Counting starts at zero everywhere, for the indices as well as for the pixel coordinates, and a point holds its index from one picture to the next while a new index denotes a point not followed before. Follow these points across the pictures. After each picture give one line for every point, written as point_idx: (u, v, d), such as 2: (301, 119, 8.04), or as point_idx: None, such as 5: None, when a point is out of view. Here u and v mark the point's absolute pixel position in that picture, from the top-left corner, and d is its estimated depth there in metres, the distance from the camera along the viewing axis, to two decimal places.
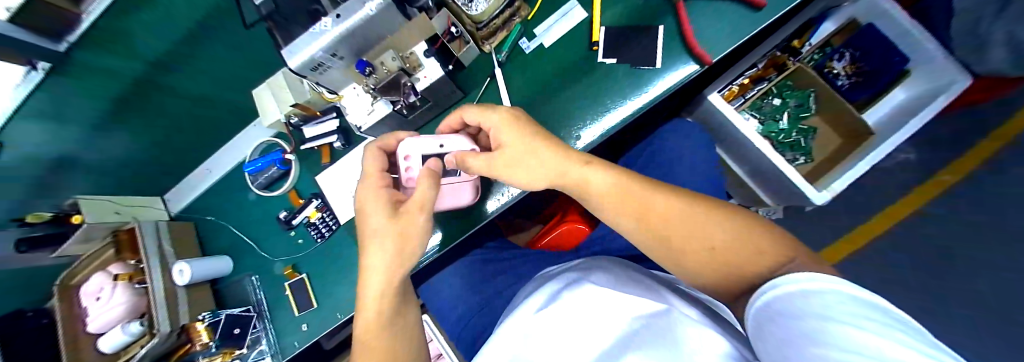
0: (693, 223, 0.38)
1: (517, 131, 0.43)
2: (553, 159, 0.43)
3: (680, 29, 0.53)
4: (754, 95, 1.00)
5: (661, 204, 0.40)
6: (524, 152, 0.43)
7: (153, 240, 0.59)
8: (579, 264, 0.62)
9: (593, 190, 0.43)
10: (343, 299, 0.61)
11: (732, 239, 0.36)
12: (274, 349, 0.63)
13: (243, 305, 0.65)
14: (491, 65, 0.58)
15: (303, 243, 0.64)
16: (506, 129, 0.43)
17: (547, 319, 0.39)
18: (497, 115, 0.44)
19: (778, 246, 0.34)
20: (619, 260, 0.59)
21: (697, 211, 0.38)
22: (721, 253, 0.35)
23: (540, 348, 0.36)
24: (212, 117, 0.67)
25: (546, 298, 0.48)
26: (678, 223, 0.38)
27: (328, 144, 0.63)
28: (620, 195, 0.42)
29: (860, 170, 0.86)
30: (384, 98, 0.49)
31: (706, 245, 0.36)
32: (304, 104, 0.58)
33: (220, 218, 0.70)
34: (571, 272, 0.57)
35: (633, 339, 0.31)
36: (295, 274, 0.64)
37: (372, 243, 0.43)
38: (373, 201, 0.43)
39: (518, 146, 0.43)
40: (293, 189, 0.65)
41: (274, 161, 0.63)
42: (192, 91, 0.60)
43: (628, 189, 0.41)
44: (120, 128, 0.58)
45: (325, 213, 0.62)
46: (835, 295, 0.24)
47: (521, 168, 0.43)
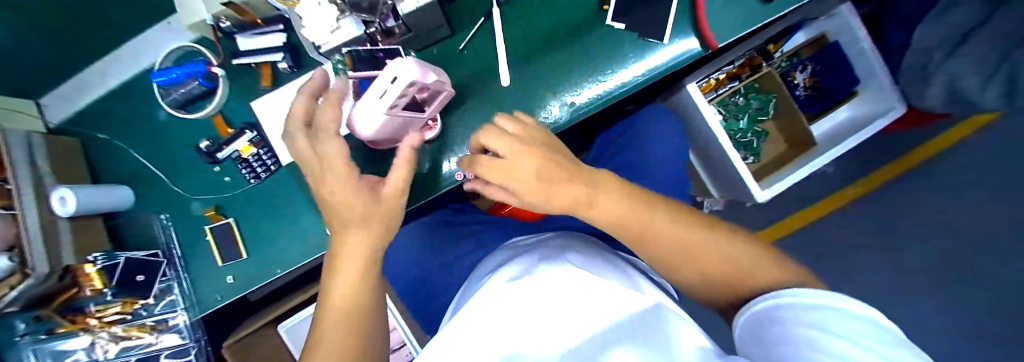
0: (702, 251, 0.40)
1: (531, 163, 0.36)
2: (572, 188, 0.38)
3: (694, 2, 0.50)
4: (726, 92, 1.03)
5: (660, 224, 0.40)
6: (538, 186, 0.36)
7: (24, 160, 0.44)
8: (549, 240, 0.60)
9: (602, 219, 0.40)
10: (280, 252, 0.53)
11: (727, 261, 0.39)
12: (189, 300, 0.54)
13: (149, 248, 0.54)
14: (487, 5, 0.50)
15: (230, 182, 0.54)
16: (520, 161, 0.36)
17: (524, 290, 0.37)
18: (511, 146, 0.36)
19: (769, 268, 0.37)
20: (595, 244, 0.60)
21: (706, 239, 0.40)
22: (715, 275, 0.39)
23: (509, 325, 0.32)
24: (105, 12, 0.47)
25: (520, 268, 0.46)
26: (686, 256, 0.40)
27: (271, 64, 0.51)
28: (627, 222, 0.40)
29: (799, 176, 0.94)
30: (353, 15, 0.39)
31: (704, 266, 0.40)
32: (240, 5, 0.44)
33: (118, 138, 0.55)
34: (541, 248, 0.56)
35: (628, 330, 0.29)
36: (219, 218, 0.53)
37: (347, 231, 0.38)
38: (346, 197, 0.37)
39: (535, 183, 0.36)
40: (219, 114, 0.52)
41: (194, 74, 0.49)
42: None
43: (636, 218, 0.40)
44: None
45: (261, 149, 0.51)
46: (836, 313, 0.24)
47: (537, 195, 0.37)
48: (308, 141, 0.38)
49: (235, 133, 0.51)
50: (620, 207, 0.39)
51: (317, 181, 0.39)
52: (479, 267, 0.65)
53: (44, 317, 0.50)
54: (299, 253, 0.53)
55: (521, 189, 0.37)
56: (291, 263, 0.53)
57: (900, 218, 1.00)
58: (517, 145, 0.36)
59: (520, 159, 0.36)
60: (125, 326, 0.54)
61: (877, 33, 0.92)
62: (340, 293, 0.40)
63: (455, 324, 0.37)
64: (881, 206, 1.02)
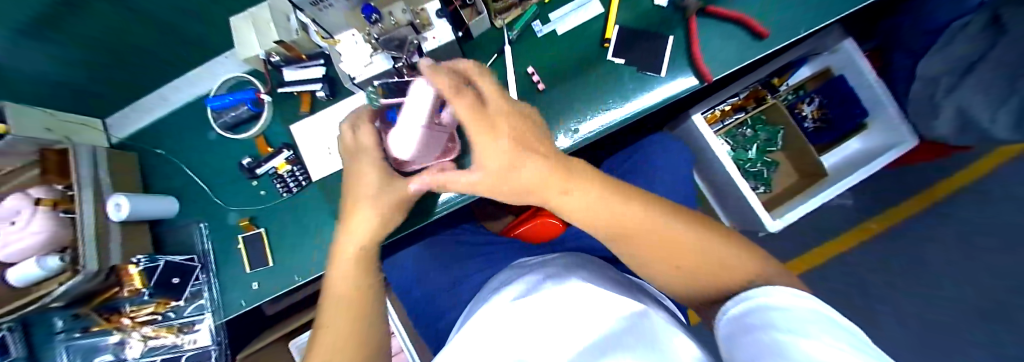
0: (696, 243, 0.40)
1: (498, 138, 0.37)
2: (542, 174, 0.39)
3: (688, 39, 0.55)
4: (732, 123, 1.06)
5: (649, 229, 0.40)
6: (514, 164, 0.38)
7: (88, 168, 0.51)
8: (556, 260, 0.62)
9: (575, 209, 0.41)
10: (304, 262, 0.57)
11: (707, 252, 0.39)
12: (216, 304, 0.58)
13: (187, 253, 0.59)
14: (500, 42, 0.56)
15: (264, 196, 0.59)
16: (493, 140, 0.37)
17: (527, 305, 0.39)
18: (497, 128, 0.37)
19: (749, 260, 0.39)
20: (600, 264, 0.62)
21: (685, 230, 0.41)
22: (707, 270, 0.39)
23: (516, 340, 0.35)
24: (168, 46, 0.54)
25: (525, 287, 0.49)
26: (681, 247, 0.40)
27: (310, 92, 0.58)
28: (617, 219, 0.41)
29: (811, 206, 0.94)
30: (384, 52, 0.44)
31: (687, 260, 0.40)
32: (290, 44, 0.52)
33: (172, 154, 0.62)
34: (548, 267, 0.58)
35: (623, 338, 0.31)
36: (251, 227, 0.58)
37: (358, 211, 0.44)
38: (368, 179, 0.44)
39: (509, 159, 0.37)
40: (262, 135, 0.59)
41: (244, 100, 0.56)
42: (156, 15, 0.48)
43: (629, 219, 0.40)
44: (66, 41, 0.45)
45: (295, 166, 0.57)
46: (809, 319, 0.26)
47: (505, 174, 0.38)
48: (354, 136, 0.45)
49: (275, 152, 0.57)
50: (594, 198, 0.40)
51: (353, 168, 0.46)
52: (487, 284, 0.67)
53: (82, 315, 0.55)
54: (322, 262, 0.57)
55: (481, 156, 0.38)
56: (314, 273, 0.57)
57: (923, 252, 0.96)
58: (495, 98, 0.38)
59: (491, 120, 0.37)
60: (154, 327, 0.58)
61: (879, 69, 0.94)
62: (338, 276, 0.44)
63: (466, 335, 0.41)
64: (903, 239, 0.99)
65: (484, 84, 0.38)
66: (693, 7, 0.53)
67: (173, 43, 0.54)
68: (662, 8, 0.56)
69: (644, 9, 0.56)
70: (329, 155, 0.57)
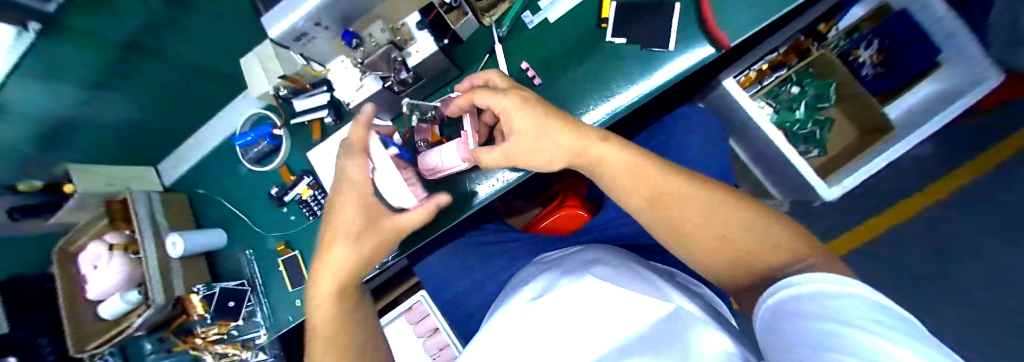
0: (734, 214, 0.36)
1: (527, 112, 0.41)
2: (569, 135, 0.42)
3: (698, 4, 0.48)
4: (772, 83, 0.95)
5: (678, 189, 0.39)
6: (539, 131, 0.42)
7: (147, 210, 0.58)
8: (581, 254, 0.60)
9: (611, 163, 0.42)
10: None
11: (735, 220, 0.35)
12: (268, 321, 0.64)
13: (237, 279, 0.65)
14: (491, 41, 0.54)
15: (294, 220, 0.63)
16: (518, 111, 0.42)
17: (539, 310, 0.38)
18: (506, 96, 0.43)
19: (791, 241, 0.32)
20: (628, 256, 0.59)
21: (707, 194, 0.38)
22: (737, 238, 0.35)
23: (537, 345, 0.34)
24: (208, 89, 0.64)
25: (543, 285, 0.48)
26: (711, 214, 0.36)
27: (319, 119, 0.60)
28: (640, 177, 0.40)
29: (875, 167, 0.82)
30: (372, 73, 0.44)
31: (717, 229, 0.36)
32: (293, 76, 0.55)
33: (213, 191, 0.69)
34: (576, 261, 0.56)
35: (646, 344, 0.30)
36: (288, 251, 0.63)
37: (338, 238, 0.44)
38: (350, 200, 0.44)
39: (536, 124, 0.42)
40: (284, 165, 0.63)
41: (263, 136, 0.60)
42: (186, 55, 0.55)
43: (653, 175, 0.40)
44: (115, 91, 0.54)
45: (316, 191, 0.61)
46: (855, 306, 0.22)
47: (538, 144, 0.42)
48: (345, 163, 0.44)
49: (297, 180, 0.61)
50: (631, 155, 0.41)
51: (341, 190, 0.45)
52: (511, 282, 0.67)
53: (167, 338, 0.65)
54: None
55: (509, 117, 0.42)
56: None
57: None
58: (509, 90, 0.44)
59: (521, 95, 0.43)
60: (223, 344, 0.65)
61: None
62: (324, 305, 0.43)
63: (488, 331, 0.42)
64: None
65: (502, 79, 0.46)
66: None
67: (208, 85, 0.63)
68: None
69: None
70: None
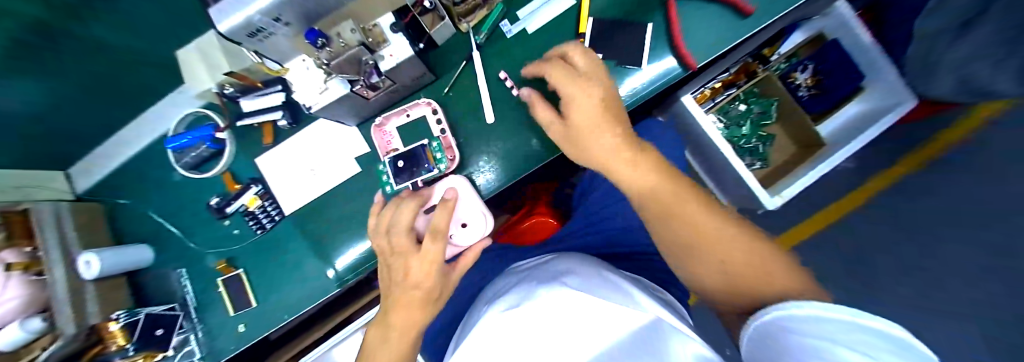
0: (745, 250, 0.39)
1: (591, 104, 0.44)
2: (613, 145, 0.44)
3: (669, 25, 0.51)
4: (723, 100, 1.02)
5: (693, 220, 0.42)
6: (592, 128, 0.44)
7: (53, 228, 0.47)
8: (554, 264, 0.59)
9: (635, 181, 0.44)
10: (289, 298, 0.54)
11: (746, 258, 0.38)
12: (205, 350, 0.56)
13: (167, 303, 0.56)
14: (468, 48, 0.53)
15: (239, 235, 0.56)
16: (587, 102, 0.44)
17: (518, 316, 0.36)
18: (581, 89, 0.44)
19: (793, 277, 0.35)
20: (600, 263, 0.59)
21: (725, 230, 0.41)
22: (738, 267, 0.38)
23: (522, 346, 0.32)
24: (139, 79, 0.52)
25: (518, 298, 0.45)
26: (721, 244, 0.40)
27: (272, 122, 0.54)
28: (664, 201, 0.43)
29: (810, 179, 0.90)
30: (339, 76, 0.40)
31: (721, 256, 0.40)
32: (242, 72, 0.49)
33: (138, 203, 0.59)
34: (549, 270, 0.55)
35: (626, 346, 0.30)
36: (230, 269, 0.56)
37: (400, 294, 0.46)
38: (415, 260, 0.43)
39: (589, 120, 0.44)
40: (228, 171, 0.55)
41: (203, 138, 0.52)
42: (109, 39, 0.44)
43: (682, 197, 0.43)
44: (27, 88, 0.42)
45: (266, 201, 0.54)
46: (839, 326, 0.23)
47: (586, 139, 0.44)
48: (409, 237, 0.44)
49: (243, 188, 0.53)
50: (652, 180, 0.44)
51: (401, 248, 0.44)
52: (483, 294, 0.65)
53: None
54: (309, 298, 0.54)
55: (573, 110, 0.44)
56: (302, 309, 0.54)
57: None
58: (593, 76, 0.45)
59: (585, 80, 0.44)
60: None
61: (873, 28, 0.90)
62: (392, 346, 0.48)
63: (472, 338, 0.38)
64: None
65: (582, 57, 0.45)
66: None
67: (137, 73, 0.51)
68: None
69: None
70: (302, 184, 0.54)
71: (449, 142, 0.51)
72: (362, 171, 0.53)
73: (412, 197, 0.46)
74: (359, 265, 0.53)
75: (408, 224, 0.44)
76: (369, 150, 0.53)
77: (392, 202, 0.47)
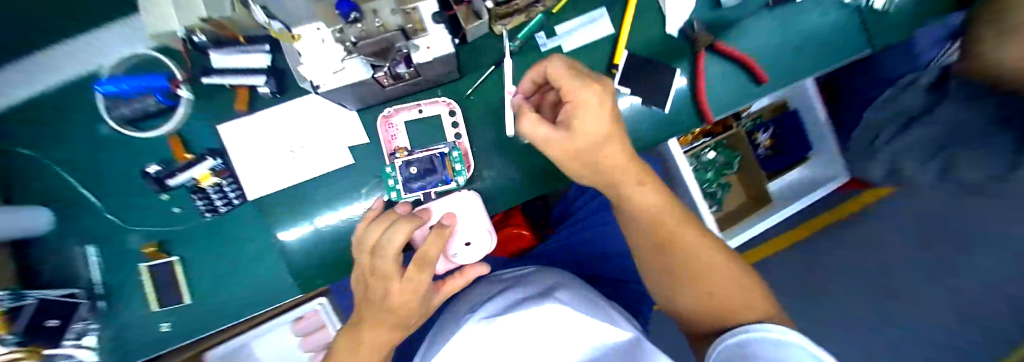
0: (723, 276, 0.46)
1: (602, 114, 0.38)
2: (627, 163, 0.43)
3: (693, 74, 0.52)
4: (698, 146, 1.07)
5: (688, 247, 0.46)
6: (597, 140, 0.39)
7: None
8: (538, 283, 0.58)
9: (642, 202, 0.46)
10: (240, 297, 0.46)
11: (721, 270, 0.46)
12: (110, 349, 0.45)
13: (65, 288, 0.43)
14: (498, 52, 0.48)
15: (179, 215, 0.45)
16: (593, 112, 0.37)
17: (500, 328, 0.44)
18: (583, 92, 0.36)
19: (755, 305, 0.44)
20: (583, 284, 0.60)
21: (708, 254, 0.46)
22: (722, 296, 0.44)
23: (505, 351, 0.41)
24: None
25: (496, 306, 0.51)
26: (708, 271, 0.46)
27: (249, 87, 0.44)
28: (659, 224, 0.47)
29: (757, 230, 1.00)
30: (361, 57, 0.34)
31: (704, 282, 0.46)
32: (221, 20, 0.38)
33: (31, 150, 0.44)
34: (534, 285, 0.56)
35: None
36: (161, 255, 0.45)
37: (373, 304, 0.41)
38: (395, 282, 0.38)
39: (598, 133, 0.38)
40: (176, 134, 0.44)
41: (151, 90, 0.43)
42: None
43: (671, 221, 0.47)
44: None
45: (225, 180, 0.43)
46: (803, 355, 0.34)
47: (591, 156, 0.40)
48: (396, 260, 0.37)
49: (191, 162, 0.42)
50: (655, 202, 0.46)
51: (389, 270, 0.38)
52: (460, 300, 0.63)
53: None
54: (267, 299, 0.46)
55: (577, 118, 0.37)
56: (255, 311, 0.46)
57: None
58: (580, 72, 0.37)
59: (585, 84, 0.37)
60: None
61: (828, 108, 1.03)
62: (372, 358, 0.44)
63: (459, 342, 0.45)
64: None
65: (567, 70, 0.37)
66: (704, 42, 0.51)
67: None
68: (672, 37, 0.52)
69: (654, 36, 0.52)
70: (272, 168, 0.45)
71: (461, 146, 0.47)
72: (357, 163, 0.46)
73: (409, 214, 0.39)
74: (335, 268, 0.47)
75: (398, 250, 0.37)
76: (368, 141, 0.46)
77: (385, 214, 0.39)
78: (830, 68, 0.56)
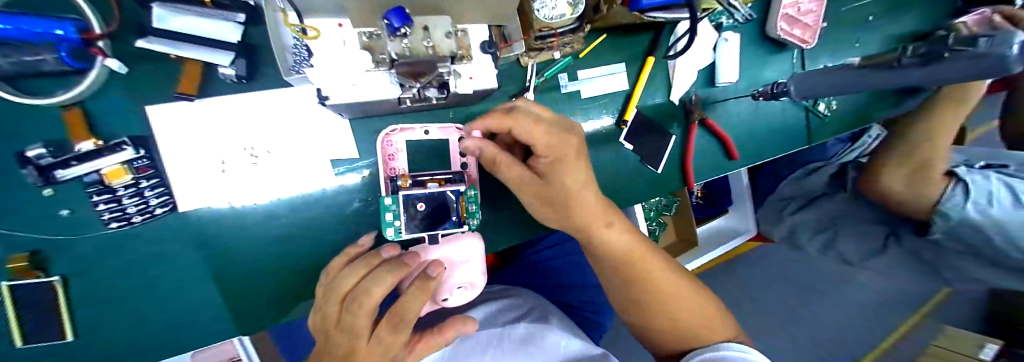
0: (694, 304, 0.44)
1: (575, 160, 0.36)
2: (596, 206, 0.38)
3: (683, 140, 0.56)
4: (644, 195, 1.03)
5: (662, 281, 0.43)
6: (572, 186, 0.36)
7: None
8: (502, 314, 0.56)
9: (613, 243, 0.41)
10: (158, 331, 0.36)
11: (688, 299, 0.44)
12: None
13: None
14: (520, 83, 0.46)
15: (68, 218, 0.32)
16: (569, 159, 0.35)
17: None
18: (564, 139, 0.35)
19: (724, 327, 0.45)
20: (550, 311, 0.60)
21: (681, 286, 0.44)
22: (693, 324, 0.43)
23: None
24: None
25: (482, 339, 0.52)
26: (682, 301, 0.43)
27: (207, 63, 0.34)
28: (631, 259, 0.42)
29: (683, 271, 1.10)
30: (392, 73, 0.28)
31: (681, 311, 0.43)
32: None
33: None
34: (508, 316, 0.56)
35: None
36: (34, 273, 0.31)
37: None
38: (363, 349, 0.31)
39: (578, 177, 0.36)
40: (78, 108, 0.31)
41: (59, 41, 0.27)
42: None
43: (643, 256, 0.42)
44: None
45: (145, 179, 0.32)
46: None
47: (563, 197, 0.36)
48: (363, 322, 0.31)
49: (99, 149, 0.30)
50: (627, 241, 0.42)
51: (350, 335, 0.31)
52: None
53: None
54: (194, 335, 0.37)
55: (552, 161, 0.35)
56: (174, 351, 0.36)
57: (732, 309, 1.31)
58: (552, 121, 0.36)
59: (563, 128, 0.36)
60: None
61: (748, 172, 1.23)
62: None
63: None
64: None
65: (542, 110, 0.37)
66: (697, 116, 0.55)
67: None
68: (674, 104, 0.55)
69: (659, 100, 0.54)
70: (219, 169, 0.35)
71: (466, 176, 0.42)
72: (338, 179, 0.39)
73: (392, 262, 0.32)
74: (290, 301, 0.39)
75: (370, 306, 0.31)
76: (358, 157, 0.40)
77: (365, 257, 0.33)
78: (780, 153, 0.65)
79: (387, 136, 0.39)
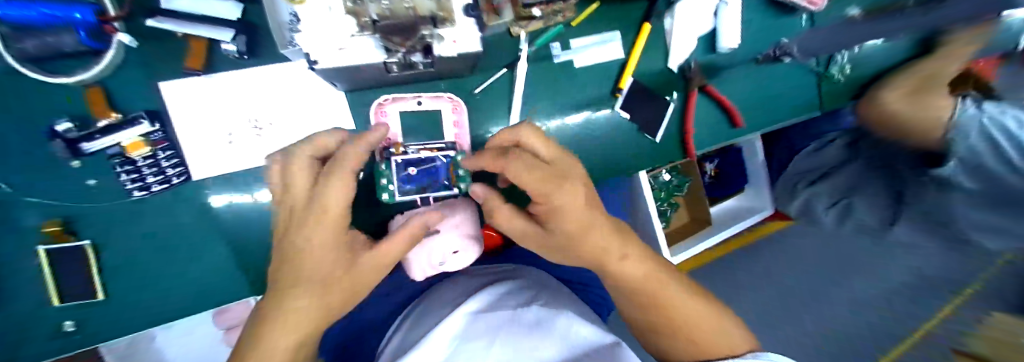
0: (715, 322, 0.37)
1: (575, 209, 0.31)
2: (610, 239, 0.33)
3: (683, 109, 0.55)
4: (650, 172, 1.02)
5: (676, 296, 0.36)
6: (573, 234, 0.32)
7: None
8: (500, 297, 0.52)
9: (629, 272, 0.35)
10: (175, 293, 0.39)
11: (705, 316, 0.36)
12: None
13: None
14: (509, 56, 0.46)
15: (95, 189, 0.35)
16: (563, 209, 0.31)
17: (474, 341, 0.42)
18: (559, 186, 0.31)
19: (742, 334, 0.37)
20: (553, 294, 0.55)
21: (703, 304, 0.37)
22: (711, 346, 0.36)
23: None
24: None
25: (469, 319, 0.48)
26: (701, 321, 0.36)
27: (209, 42, 0.36)
28: (641, 281, 0.35)
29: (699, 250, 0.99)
30: (377, 38, 0.29)
31: (698, 335, 0.36)
32: None
33: None
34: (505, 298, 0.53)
35: None
36: (69, 238, 0.35)
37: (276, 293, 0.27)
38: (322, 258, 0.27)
39: (578, 222, 0.31)
40: (97, 86, 0.34)
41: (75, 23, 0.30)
42: None
43: (660, 283, 0.36)
44: None
45: (160, 150, 0.35)
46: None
47: (573, 250, 0.33)
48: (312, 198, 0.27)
49: (120, 123, 0.33)
50: (639, 262, 0.35)
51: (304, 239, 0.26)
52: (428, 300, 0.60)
53: None
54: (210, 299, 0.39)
55: (552, 215, 0.31)
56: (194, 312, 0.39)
57: None
58: (548, 166, 0.31)
59: (557, 173, 0.31)
60: None
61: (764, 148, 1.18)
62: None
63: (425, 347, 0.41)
64: None
65: (542, 144, 0.33)
66: (696, 83, 0.54)
67: None
68: (671, 72, 0.54)
69: (656, 68, 0.54)
70: (230, 140, 0.38)
71: (459, 143, 0.43)
72: None
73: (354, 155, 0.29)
74: None
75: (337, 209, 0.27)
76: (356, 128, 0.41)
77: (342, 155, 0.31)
78: (791, 119, 0.63)
79: (376, 105, 0.40)
